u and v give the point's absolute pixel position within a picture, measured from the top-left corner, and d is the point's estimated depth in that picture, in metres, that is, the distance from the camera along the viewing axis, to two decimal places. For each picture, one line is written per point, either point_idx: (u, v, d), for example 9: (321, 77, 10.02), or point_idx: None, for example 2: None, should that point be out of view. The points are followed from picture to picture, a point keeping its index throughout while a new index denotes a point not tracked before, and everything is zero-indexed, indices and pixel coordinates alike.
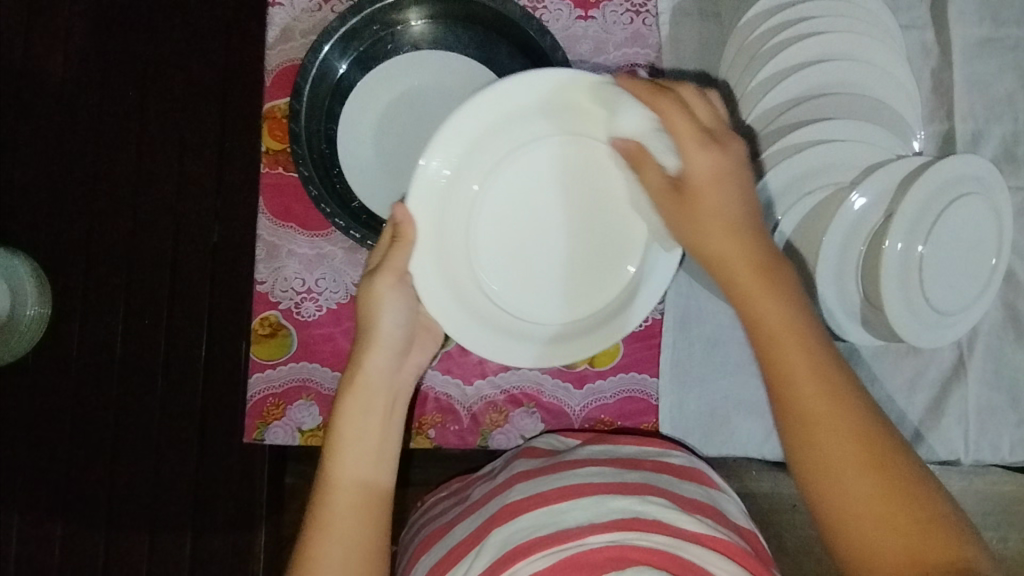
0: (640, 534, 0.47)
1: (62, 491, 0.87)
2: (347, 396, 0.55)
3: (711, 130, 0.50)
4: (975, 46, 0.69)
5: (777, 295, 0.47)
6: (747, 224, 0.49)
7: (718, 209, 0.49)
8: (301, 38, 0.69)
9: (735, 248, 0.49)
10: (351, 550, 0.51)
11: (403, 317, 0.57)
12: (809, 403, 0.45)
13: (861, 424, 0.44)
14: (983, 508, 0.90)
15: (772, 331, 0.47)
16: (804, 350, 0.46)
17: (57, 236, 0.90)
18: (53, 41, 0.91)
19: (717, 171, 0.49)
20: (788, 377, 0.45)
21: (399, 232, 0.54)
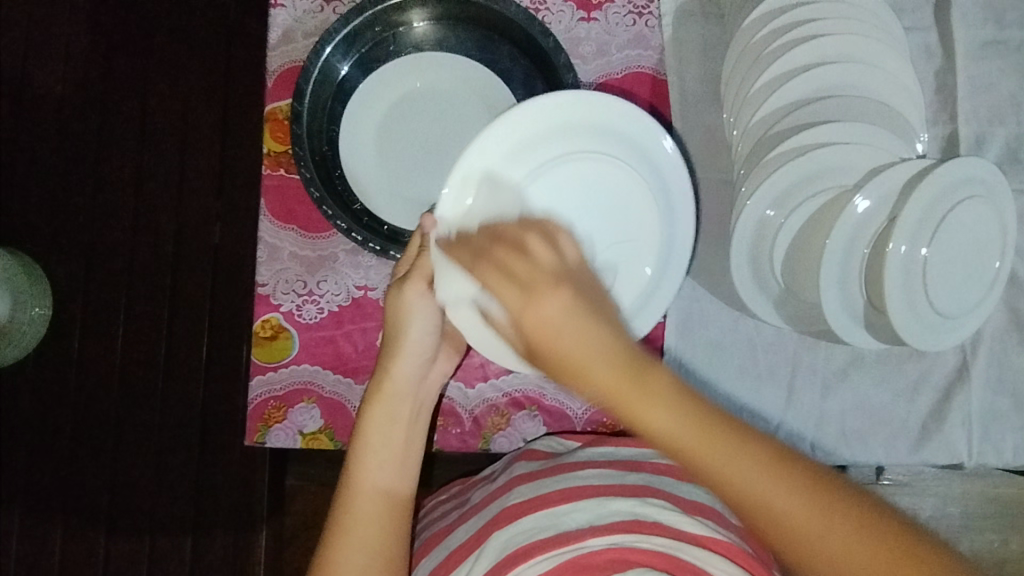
0: (641, 537, 0.47)
1: (62, 494, 0.87)
2: (373, 402, 0.56)
3: (531, 275, 0.40)
4: (978, 48, 0.68)
5: (665, 401, 0.36)
6: (620, 344, 0.38)
7: (582, 355, 0.37)
8: (303, 40, 0.68)
9: (609, 367, 0.37)
10: (370, 554, 0.51)
11: (431, 326, 0.57)
12: (763, 504, 0.36)
13: (818, 500, 0.35)
14: (986, 512, 0.89)
15: (685, 451, 0.36)
16: (724, 446, 0.36)
17: (57, 237, 0.89)
18: (54, 43, 0.91)
19: (543, 321, 0.38)
20: (729, 487, 0.36)
21: (426, 242, 0.54)
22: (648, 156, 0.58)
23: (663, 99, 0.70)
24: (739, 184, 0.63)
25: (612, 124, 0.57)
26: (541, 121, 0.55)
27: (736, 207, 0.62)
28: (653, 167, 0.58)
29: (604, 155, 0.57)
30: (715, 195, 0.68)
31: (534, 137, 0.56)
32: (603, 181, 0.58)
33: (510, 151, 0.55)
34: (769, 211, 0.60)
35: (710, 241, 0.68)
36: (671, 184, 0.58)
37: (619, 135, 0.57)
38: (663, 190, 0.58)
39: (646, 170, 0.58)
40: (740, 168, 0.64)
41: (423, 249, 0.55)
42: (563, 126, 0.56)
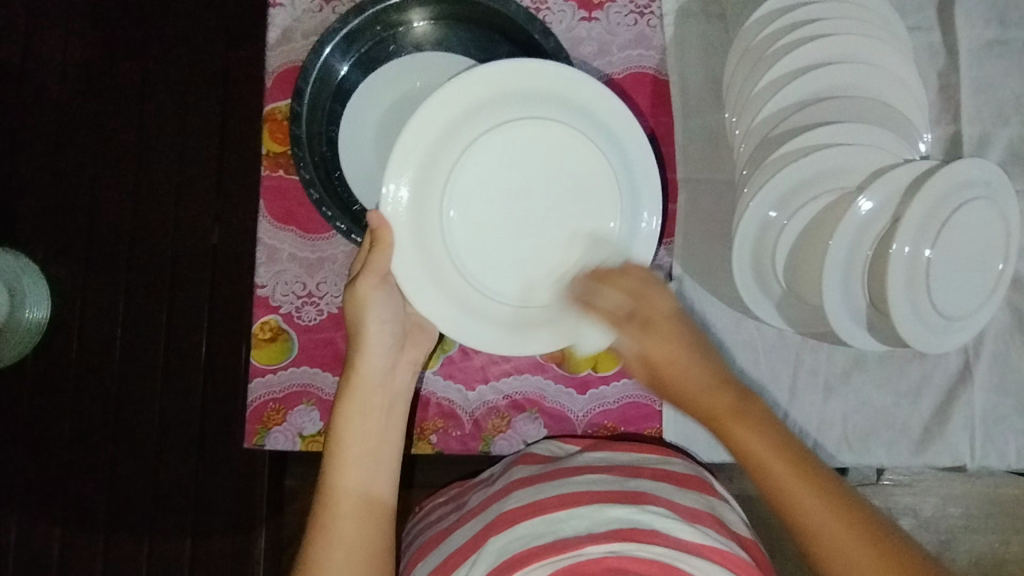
0: (639, 544, 0.47)
1: (60, 495, 0.87)
2: (342, 401, 0.55)
3: (667, 319, 0.54)
4: (981, 48, 0.68)
5: (755, 428, 0.50)
6: (721, 375, 0.53)
7: (693, 383, 0.53)
8: (302, 39, 0.68)
9: (707, 391, 0.52)
10: (349, 553, 0.51)
11: (389, 315, 0.56)
12: (835, 550, 0.45)
13: (877, 546, 0.45)
14: (988, 513, 0.89)
15: (767, 471, 0.49)
16: (804, 482, 0.48)
17: (55, 238, 0.89)
18: (51, 42, 0.90)
19: (674, 354, 0.53)
20: (811, 530, 0.46)
21: (377, 237, 0.53)
22: (586, 115, 0.57)
23: (663, 99, 0.70)
24: (741, 184, 0.63)
25: (540, 87, 0.56)
26: (473, 93, 0.55)
27: (738, 207, 0.62)
28: (605, 131, 0.57)
29: (538, 118, 0.57)
30: (717, 195, 0.68)
31: (463, 118, 0.56)
32: (545, 145, 0.58)
33: (451, 125, 0.55)
34: (771, 212, 0.60)
35: (712, 242, 0.68)
36: (636, 154, 0.58)
37: (552, 97, 0.56)
38: (620, 156, 0.58)
39: (595, 131, 0.58)
40: (742, 168, 0.64)
41: (374, 244, 0.54)
42: (489, 99, 0.56)
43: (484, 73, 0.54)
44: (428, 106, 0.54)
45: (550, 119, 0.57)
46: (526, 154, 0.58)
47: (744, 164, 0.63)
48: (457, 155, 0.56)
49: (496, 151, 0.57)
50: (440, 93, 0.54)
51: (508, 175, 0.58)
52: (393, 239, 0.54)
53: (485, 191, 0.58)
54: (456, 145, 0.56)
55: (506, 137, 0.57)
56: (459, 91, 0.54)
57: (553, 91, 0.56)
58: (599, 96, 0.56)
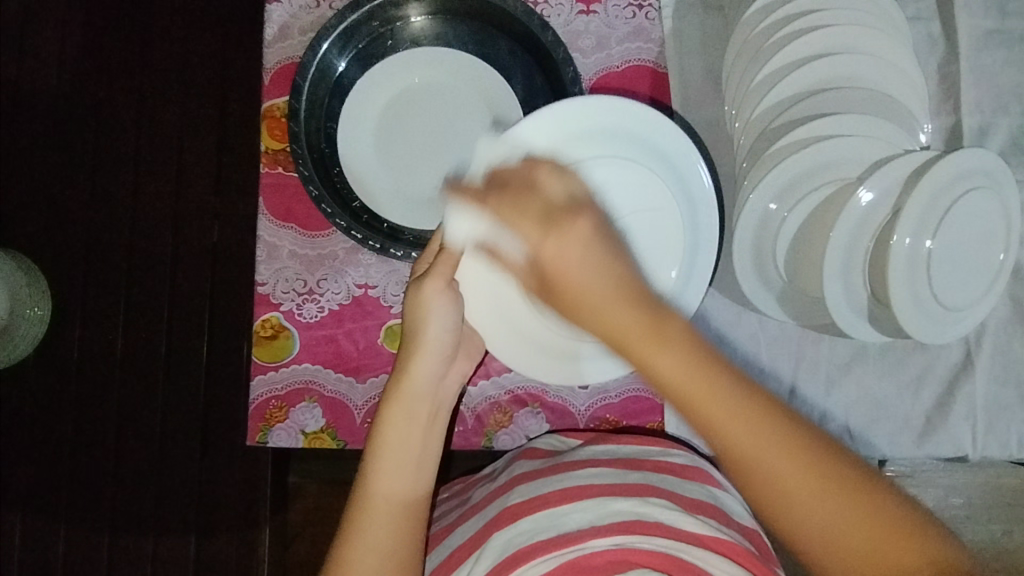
0: (642, 537, 0.47)
1: (65, 495, 0.87)
2: (391, 403, 0.55)
3: (553, 212, 0.45)
4: (982, 37, 0.68)
5: (669, 354, 0.39)
6: (621, 282, 0.42)
7: (598, 291, 0.41)
8: (300, 36, 0.68)
9: (613, 301, 0.41)
10: (382, 555, 0.51)
11: (450, 324, 0.56)
12: (776, 473, 0.39)
13: (821, 468, 0.39)
14: (990, 502, 0.89)
15: (688, 398, 0.39)
16: (744, 421, 0.39)
17: (55, 237, 0.89)
18: (48, 40, 0.90)
19: (563, 257, 0.43)
20: (743, 455, 0.39)
21: (448, 243, 0.53)
22: (663, 153, 0.57)
23: (664, 91, 0.69)
24: (741, 177, 0.63)
25: (623, 127, 0.57)
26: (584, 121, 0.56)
27: (739, 200, 0.62)
28: (675, 173, 0.58)
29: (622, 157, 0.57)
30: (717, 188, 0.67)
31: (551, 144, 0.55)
32: (626, 185, 0.57)
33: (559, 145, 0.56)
34: (771, 205, 0.60)
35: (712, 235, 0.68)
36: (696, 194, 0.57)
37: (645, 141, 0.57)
38: (687, 198, 0.58)
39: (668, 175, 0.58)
40: (742, 161, 0.64)
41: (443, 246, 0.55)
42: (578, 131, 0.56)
43: (574, 106, 0.56)
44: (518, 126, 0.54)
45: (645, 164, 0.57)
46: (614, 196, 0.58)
47: (744, 156, 0.63)
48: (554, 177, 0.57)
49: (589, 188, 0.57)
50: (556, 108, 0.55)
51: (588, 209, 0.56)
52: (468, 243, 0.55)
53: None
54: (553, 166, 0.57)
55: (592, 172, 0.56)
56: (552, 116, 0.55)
57: (636, 130, 0.57)
58: (671, 137, 0.57)
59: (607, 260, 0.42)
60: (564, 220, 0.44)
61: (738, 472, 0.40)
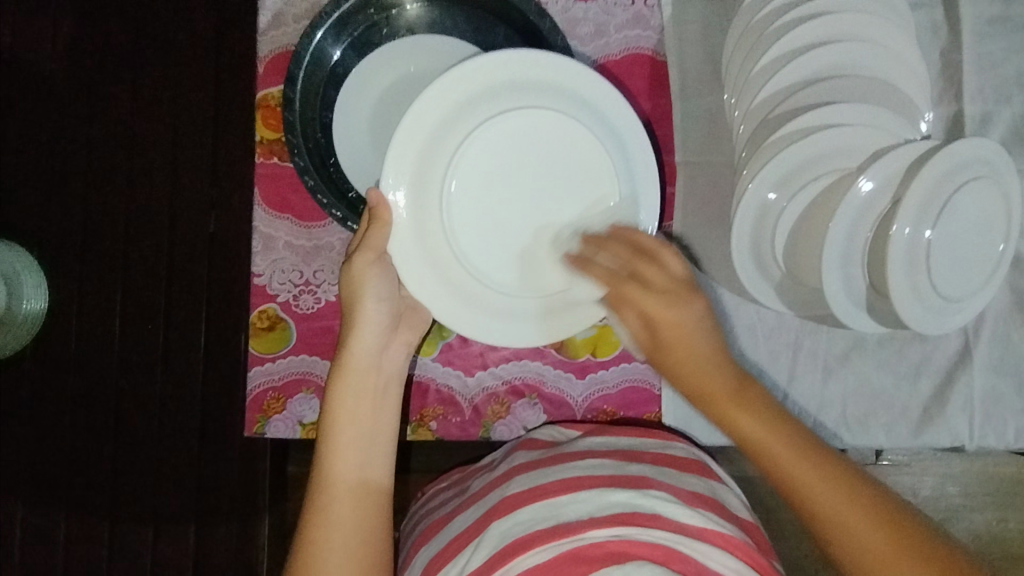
0: (641, 529, 0.47)
1: (64, 486, 0.87)
2: (335, 382, 0.55)
3: (671, 291, 0.51)
4: (984, 24, 0.67)
5: (747, 407, 0.48)
6: (724, 356, 0.50)
7: (697, 350, 0.50)
8: (294, 24, 0.67)
9: (720, 375, 0.49)
10: (348, 532, 0.51)
11: (385, 293, 0.56)
12: (861, 553, 0.45)
13: (901, 536, 0.45)
14: (986, 491, 0.90)
15: (795, 474, 0.46)
16: (808, 462, 0.47)
17: (50, 226, 0.88)
18: (40, 27, 0.89)
19: (682, 323, 0.50)
20: (833, 517, 0.45)
21: (374, 214, 0.54)
22: (567, 92, 0.56)
23: (660, 82, 0.69)
24: (741, 167, 0.63)
25: (522, 76, 0.55)
26: (475, 80, 0.55)
27: (738, 190, 0.61)
28: (599, 118, 0.57)
29: (536, 107, 0.56)
30: (716, 178, 0.67)
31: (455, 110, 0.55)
32: (543, 131, 0.57)
33: (450, 113, 0.55)
34: (770, 194, 0.59)
35: (710, 225, 0.67)
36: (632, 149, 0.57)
37: (545, 87, 0.56)
38: (617, 146, 0.57)
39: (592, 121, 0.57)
40: (742, 151, 0.63)
41: (371, 222, 0.54)
42: (480, 90, 0.55)
43: (474, 65, 0.54)
44: (415, 107, 0.54)
45: (550, 110, 0.56)
46: (529, 141, 0.57)
47: (744, 146, 0.63)
48: (459, 141, 0.56)
49: (501, 139, 0.57)
50: (444, 79, 0.54)
51: (508, 162, 0.57)
52: (391, 218, 0.54)
53: (480, 186, 0.57)
54: (457, 132, 0.56)
55: (508, 127, 0.56)
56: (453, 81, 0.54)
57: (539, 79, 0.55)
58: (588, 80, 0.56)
59: (710, 335, 0.50)
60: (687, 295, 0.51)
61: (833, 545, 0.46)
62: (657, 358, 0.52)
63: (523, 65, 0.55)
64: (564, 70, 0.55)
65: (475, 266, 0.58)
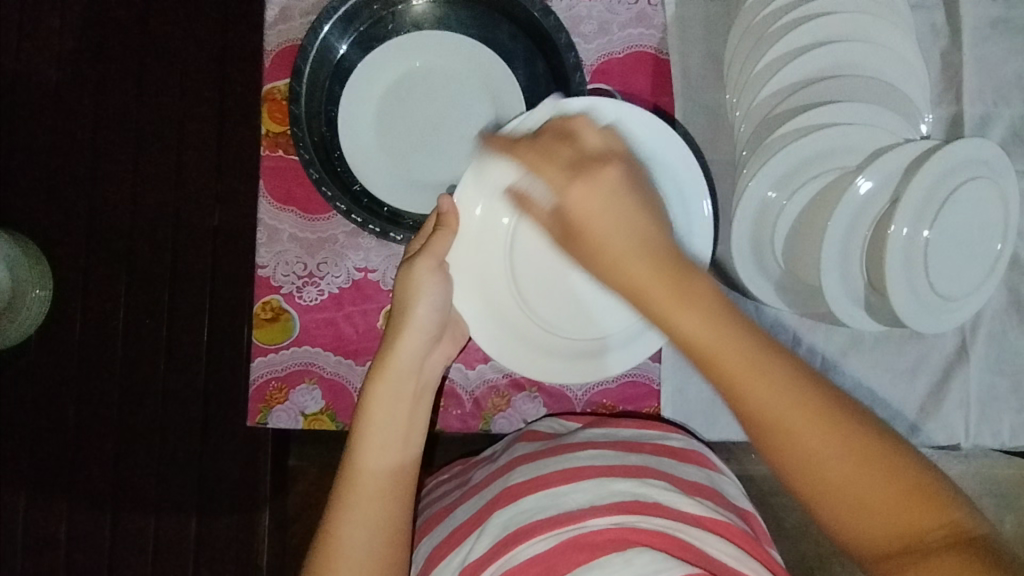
0: (641, 517, 0.47)
1: (67, 475, 0.88)
2: (375, 379, 0.56)
3: (579, 161, 0.47)
4: (984, 26, 0.68)
5: (689, 301, 0.40)
6: (650, 243, 0.43)
7: (609, 232, 0.44)
8: (301, 18, 0.67)
9: (640, 261, 0.42)
10: (371, 527, 0.52)
11: (440, 302, 0.57)
12: (800, 449, 0.39)
13: (839, 430, 0.39)
14: (983, 491, 0.90)
15: (723, 367, 0.40)
16: (755, 369, 0.39)
17: (57, 217, 0.89)
18: (48, 20, 0.90)
19: (592, 202, 0.45)
20: (764, 413, 0.39)
21: (442, 220, 0.57)
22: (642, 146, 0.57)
23: (663, 80, 0.70)
24: (741, 165, 0.63)
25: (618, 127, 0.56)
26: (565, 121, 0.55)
27: (738, 188, 0.62)
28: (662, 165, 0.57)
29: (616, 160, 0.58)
30: (716, 175, 0.68)
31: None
32: None
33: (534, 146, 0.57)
34: (770, 193, 0.60)
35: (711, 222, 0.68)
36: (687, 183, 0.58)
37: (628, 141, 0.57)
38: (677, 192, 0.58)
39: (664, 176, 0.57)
40: (742, 149, 0.64)
41: (438, 228, 0.57)
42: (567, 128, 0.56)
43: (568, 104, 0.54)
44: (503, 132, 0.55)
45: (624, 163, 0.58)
46: None
47: (744, 144, 0.64)
48: None
49: None
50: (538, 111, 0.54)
51: None
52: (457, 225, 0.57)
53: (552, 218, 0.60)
54: None
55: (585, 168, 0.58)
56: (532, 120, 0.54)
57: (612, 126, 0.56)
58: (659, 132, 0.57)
59: (636, 202, 0.45)
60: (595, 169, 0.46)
61: (767, 439, 0.40)
62: (572, 245, 0.46)
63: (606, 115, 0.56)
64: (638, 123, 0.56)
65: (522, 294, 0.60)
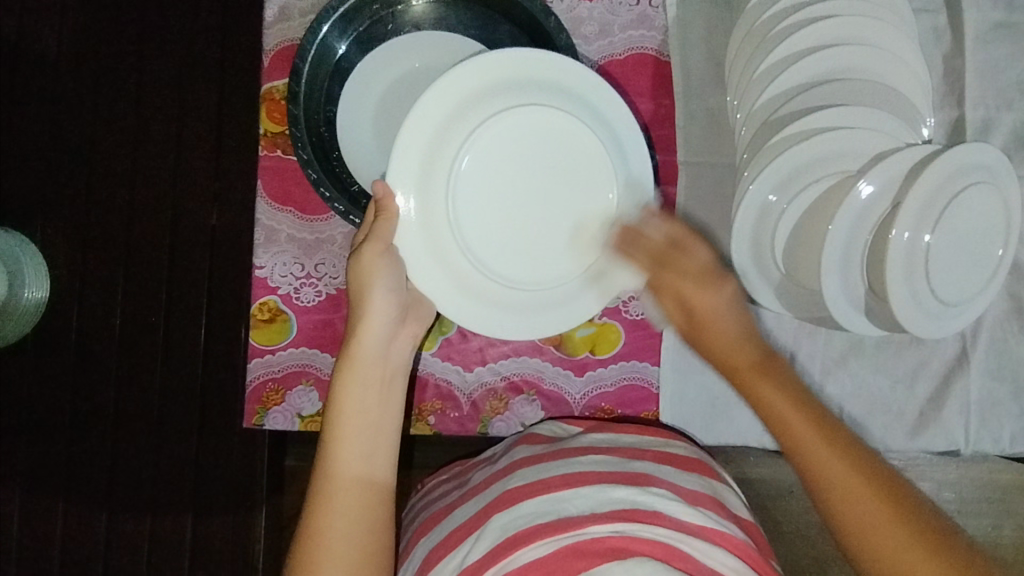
0: (642, 525, 0.47)
1: (62, 474, 0.87)
2: (342, 374, 0.56)
3: (705, 272, 0.58)
4: (987, 31, 0.67)
5: (771, 380, 0.54)
6: (750, 334, 0.57)
7: (726, 333, 0.56)
8: (300, 18, 0.67)
9: (744, 344, 0.56)
10: (352, 525, 0.51)
11: (394, 284, 0.56)
12: (865, 526, 0.46)
13: (890, 503, 0.47)
14: (982, 497, 0.90)
15: (791, 425, 0.51)
16: (823, 438, 0.50)
17: (53, 215, 0.89)
18: (46, 18, 0.89)
19: (710, 304, 0.57)
20: (824, 477, 0.49)
21: (381, 207, 0.55)
22: (560, 86, 0.57)
23: (664, 83, 0.70)
24: (741, 169, 0.63)
25: (525, 73, 0.56)
26: (477, 78, 0.55)
27: (738, 192, 0.62)
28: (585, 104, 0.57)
29: (540, 104, 0.56)
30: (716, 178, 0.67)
31: (455, 110, 0.55)
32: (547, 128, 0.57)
33: (455, 109, 0.55)
34: (770, 196, 0.60)
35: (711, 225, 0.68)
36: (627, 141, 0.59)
37: (543, 83, 0.56)
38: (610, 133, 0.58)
39: (580, 110, 0.57)
40: (742, 152, 0.64)
41: (378, 214, 0.55)
42: (486, 84, 0.56)
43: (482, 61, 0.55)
44: (423, 100, 0.54)
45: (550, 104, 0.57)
46: (535, 138, 0.57)
47: (744, 147, 0.63)
48: (466, 135, 0.56)
49: (508, 134, 0.57)
50: (447, 78, 0.54)
51: (517, 159, 0.57)
52: (397, 211, 0.55)
53: (491, 177, 0.57)
54: (464, 125, 0.56)
55: (511, 119, 0.56)
56: (445, 87, 0.55)
57: (535, 76, 0.56)
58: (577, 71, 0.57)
59: (741, 315, 0.57)
60: (717, 280, 0.57)
61: (823, 500, 0.49)
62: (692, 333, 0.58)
63: (515, 62, 0.55)
64: (548, 63, 0.56)
65: (479, 258, 0.57)
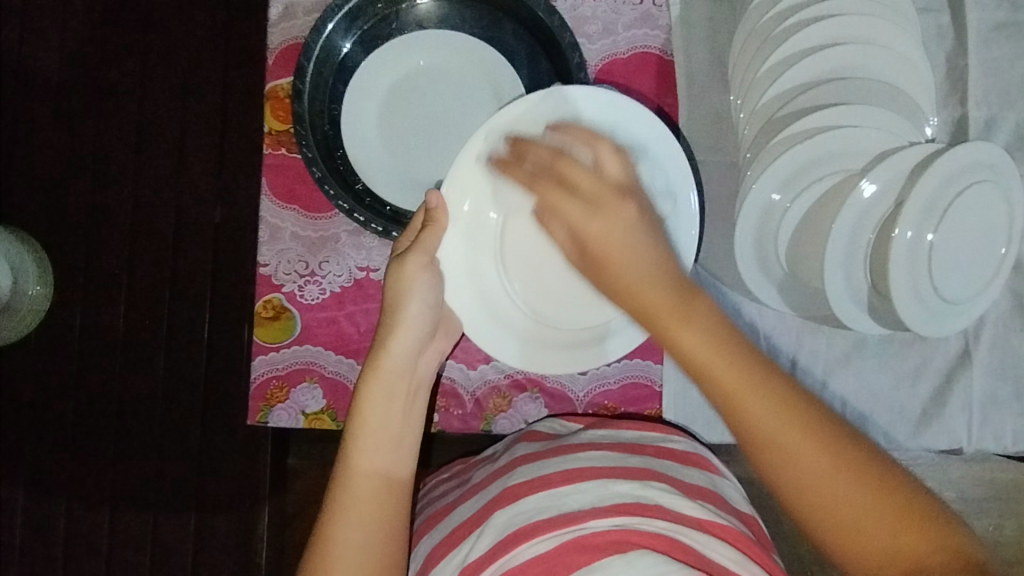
0: (643, 519, 0.47)
1: (66, 470, 0.88)
2: (367, 379, 0.56)
3: (600, 191, 0.49)
4: (990, 30, 0.67)
5: (693, 323, 0.44)
6: (658, 263, 0.47)
7: (630, 267, 0.47)
8: (304, 16, 0.67)
9: (655, 283, 0.46)
10: (366, 524, 0.51)
11: (431, 299, 0.57)
12: (812, 485, 0.42)
13: (834, 453, 0.42)
14: (984, 496, 0.90)
15: (712, 376, 0.43)
16: (749, 390, 0.43)
17: (58, 213, 0.89)
18: (51, 16, 0.89)
19: (613, 232, 0.47)
20: (760, 436, 0.43)
21: (431, 217, 0.57)
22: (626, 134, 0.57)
23: (668, 81, 0.70)
24: (745, 168, 0.64)
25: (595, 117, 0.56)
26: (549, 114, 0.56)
27: (743, 191, 0.62)
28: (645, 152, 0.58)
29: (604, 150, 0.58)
30: (719, 176, 0.67)
31: (517, 143, 0.57)
32: None
33: (518, 142, 0.57)
34: (775, 195, 0.60)
35: (714, 224, 0.68)
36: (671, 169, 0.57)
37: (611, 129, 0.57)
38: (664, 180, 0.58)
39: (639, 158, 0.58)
40: (746, 151, 0.64)
41: (427, 225, 0.57)
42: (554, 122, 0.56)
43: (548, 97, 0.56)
44: (481, 131, 0.56)
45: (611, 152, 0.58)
46: None
47: (748, 146, 0.63)
48: None
49: None
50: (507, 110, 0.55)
51: None
52: (445, 222, 0.57)
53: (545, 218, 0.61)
54: (524, 161, 0.58)
55: None
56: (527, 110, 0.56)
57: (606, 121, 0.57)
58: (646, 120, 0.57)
59: (649, 239, 0.47)
60: (615, 202, 0.48)
61: (763, 455, 0.43)
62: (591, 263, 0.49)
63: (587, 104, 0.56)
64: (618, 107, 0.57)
65: (513, 290, 0.61)
